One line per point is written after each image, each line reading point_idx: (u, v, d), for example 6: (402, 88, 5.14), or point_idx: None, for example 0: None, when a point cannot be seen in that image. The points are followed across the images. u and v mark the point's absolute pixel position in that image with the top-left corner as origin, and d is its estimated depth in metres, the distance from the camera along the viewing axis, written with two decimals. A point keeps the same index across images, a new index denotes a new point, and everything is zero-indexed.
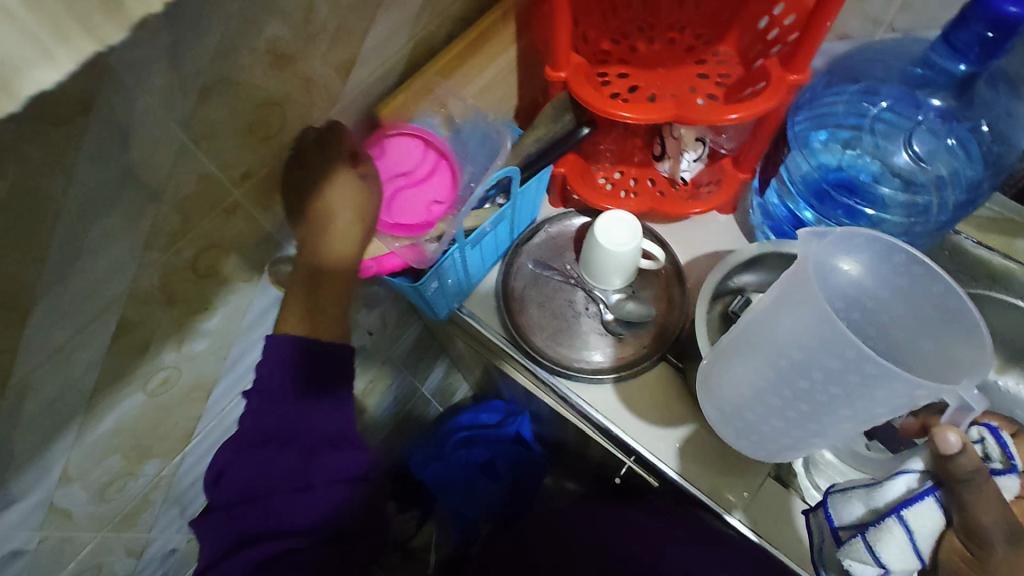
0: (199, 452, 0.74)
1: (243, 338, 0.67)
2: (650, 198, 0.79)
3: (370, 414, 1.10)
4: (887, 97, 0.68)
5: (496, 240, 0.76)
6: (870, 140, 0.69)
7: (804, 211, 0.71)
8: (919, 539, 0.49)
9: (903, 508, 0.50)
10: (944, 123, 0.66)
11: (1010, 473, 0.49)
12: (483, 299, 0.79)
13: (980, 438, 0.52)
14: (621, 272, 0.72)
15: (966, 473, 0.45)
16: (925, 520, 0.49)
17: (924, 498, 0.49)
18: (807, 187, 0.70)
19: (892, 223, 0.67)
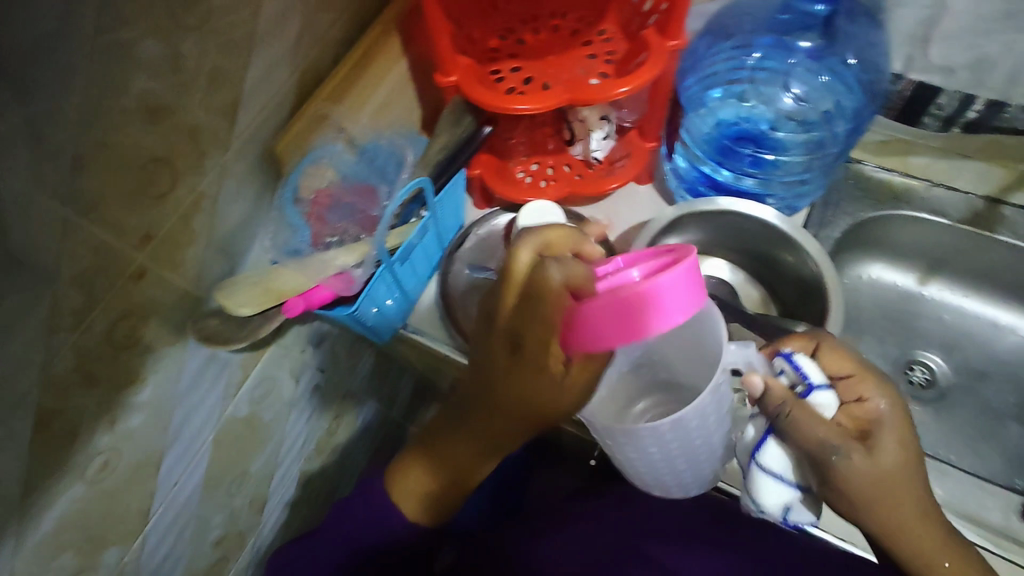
0: (161, 529, 0.70)
1: (182, 403, 0.64)
2: (568, 182, 0.80)
3: (343, 451, 1.08)
4: (761, 46, 0.71)
5: (426, 252, 0.76)
6: (756, 90, 0.72)
7: (712, 168, 0.73)
8: (780, 474, 0.49)
9: (759, 452, 0.49)
10: (816, 63, 0.70)
11: (816, 390, 0.49)
12: (426, 314, 0.79)
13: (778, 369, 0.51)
14: None
15: (775, 408, 0.48)
16: (775, 456, 0.49)
17: (767, 439, 0.49)
18: (709, 145, 0.72)
19: (793, 162, 0.70)
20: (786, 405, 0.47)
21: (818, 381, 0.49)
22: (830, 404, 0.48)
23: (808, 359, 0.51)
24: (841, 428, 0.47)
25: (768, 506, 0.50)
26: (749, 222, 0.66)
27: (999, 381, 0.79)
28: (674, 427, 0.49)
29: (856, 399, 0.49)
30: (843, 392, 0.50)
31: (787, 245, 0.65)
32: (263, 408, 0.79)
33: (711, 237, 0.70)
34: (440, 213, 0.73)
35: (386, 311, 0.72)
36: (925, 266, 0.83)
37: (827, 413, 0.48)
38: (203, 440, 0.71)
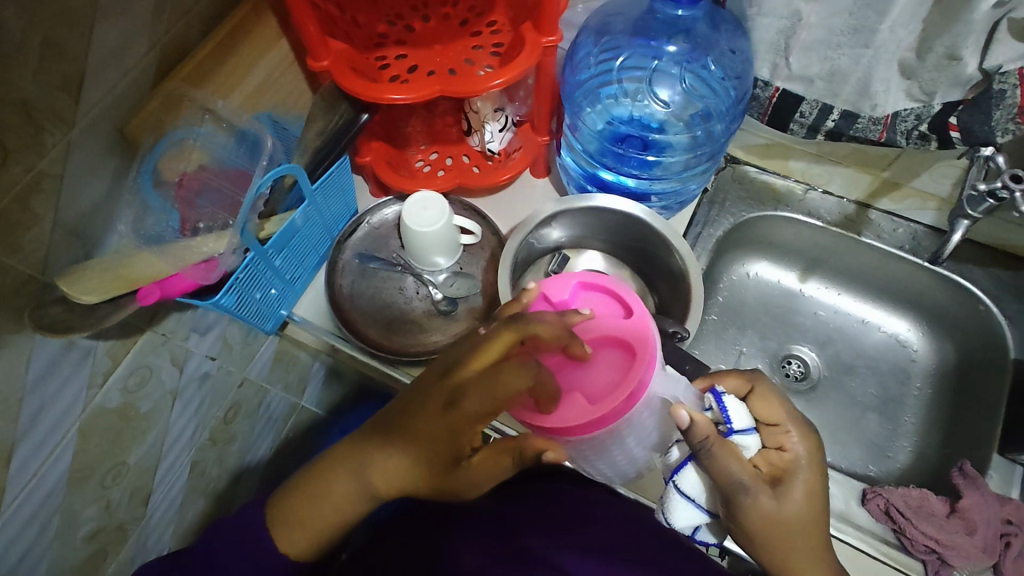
0: (18, 524, 0.67)
1: (34, 393, 0.61)
2: (460, 173, 0.79)
3: (243, 439, 1.05)
4: (626, 50, 0.74)
5: (311, 240, 0.74)
6: (630, 91, 0.75)
7: (596, 168, 0.76)
8: (696, 498, 0.52)
9: (676, 475, 0.53)
10: (681, 66, 0.74)
11: (743, 431, 0.51)
12: (313, 302, 0.79)
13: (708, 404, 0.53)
14: (437, 252, 0.73)
15: (700, 442, 0.48)
16: (692, 481, 0.52)
17: (687, 465, 0.52)
18: (591, 146, 0.75)
19: (671, 162, 0.74)
20: (707, 444, 0.48)
21: (741, 424, 0.52)
22: (752, 445, 0.51)
23: (737, 401, 0.53)
24: (757, 471, 0.50)
25: (678, 525, 0.54)
26: (618, 219, 0.70)
27: (864, 373, 0.84)
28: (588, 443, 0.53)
29: (777, 446, 0.52)
30: (766, 438, 0.52)
31: (665, 245, 0.69)
32: (140, 398, 0.76)
33: (584, 230, 0.73)
34: (321, 202, 0.71)
35: (265, 300, 0.71)
36: (802, 264, 0.87)
37: (748, 453, 0.51)
38: (64, 432, 0.68)
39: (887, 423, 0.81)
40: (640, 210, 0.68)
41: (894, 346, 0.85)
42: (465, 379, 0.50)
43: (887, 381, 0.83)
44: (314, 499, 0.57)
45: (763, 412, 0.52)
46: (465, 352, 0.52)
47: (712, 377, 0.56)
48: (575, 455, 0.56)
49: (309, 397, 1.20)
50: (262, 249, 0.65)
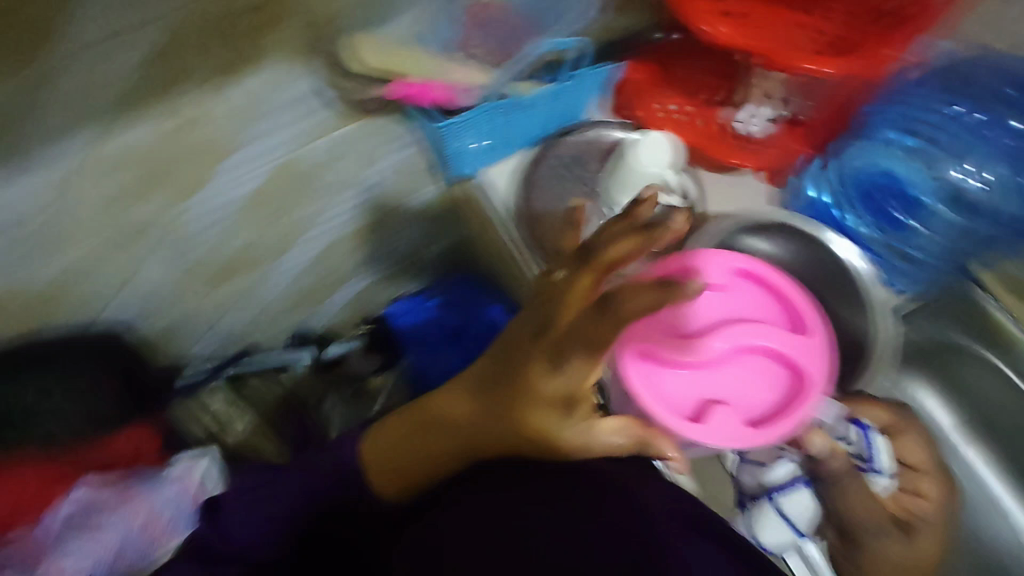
0: (204, 212, 0.79)
1: (273, 117, 0.75)
2: (696, 134, 0.76)
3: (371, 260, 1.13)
4: (964, 106, 0.71)
5: (533, 120, 0.77)
6: (935, 151, 0.72)
7: (845, 208, 0.72)
8: (794, 518, 0.64)
9: (783, 497, 0.63)
10: (1006, 159, 0.70)
11: (873, 473, 0.63)
12: (503, 176, 0.80)
13: (854, 438, 0.65)
14: (629, 189, 0.70)
15: (831, 474, 0.60)
16: (798, 503, 0.63)
17: (801, 488, 0.63)
18: (856, 182, 0.72)
19: (927, 241, 0.70)
20: (845, 477, 0.60)
21: (876, 465, 0.64)
22: (881, 484, 0.63)
23: (886, 443, 0.65)
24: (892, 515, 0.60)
25: (766, 541, 0.65)
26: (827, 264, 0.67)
27: (966, 555, 0.76)
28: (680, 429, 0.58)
29: (919, 493, 0.63)
30: (908, 481, 0.64)
31: (859, 309, 0.66)
32: (331, 166, 0.84)
33: (795, 258, 0.68)
34: (563, 95, 0.76)
35: (464, 152, 0.76)
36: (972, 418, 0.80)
37: (879, 492, 0.63)
38: (268, 161, 0.78)
39: None
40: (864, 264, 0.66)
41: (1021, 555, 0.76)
42: (545, 360, 0.46)
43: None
44: (408, 432, 0.58)
45: (915, 456, 0.65)
46: (544, 308, 0.45)
47: (856, 405, 0.66)
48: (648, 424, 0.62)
49: None
50: (488, 103, 0.72)
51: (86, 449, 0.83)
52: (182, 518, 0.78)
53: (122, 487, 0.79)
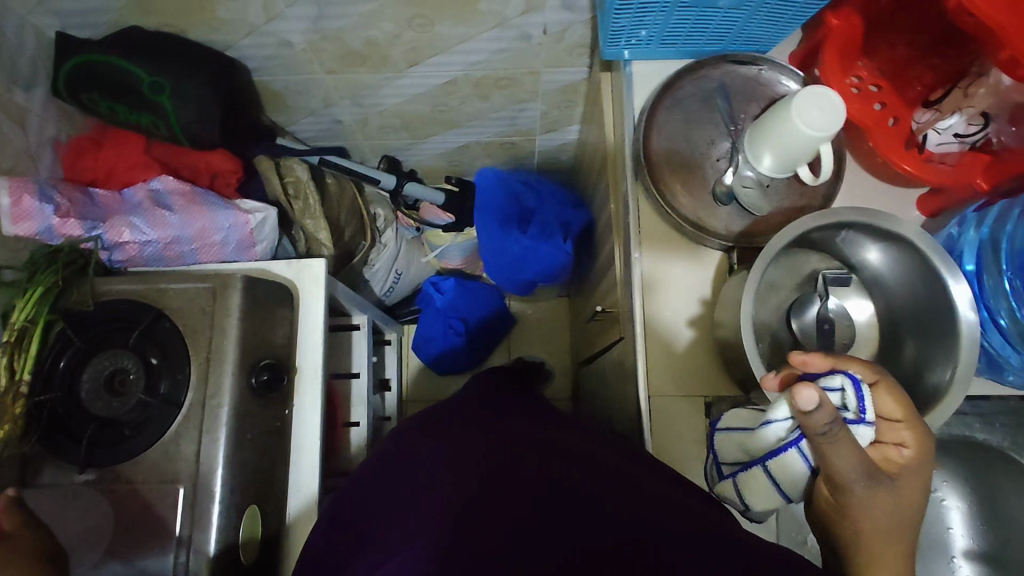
0: None
1: None
2: (873, 119, 0.66)
3: (489, 110, 1.12)
4: None
5: (709, 31, 0.71)
6: None
7: (993, 276, 0.62)
8: (778, 481, 0.56)
9: (770, 459, 0.55)
10: None
11: (859, 424, 0.51)
12: (648, 75, 0.75)
13: (842, 385, 0.52)
14: (791, 157, 0.64)
15: (823, 427, 0.46)
16: (789, 464, 0.54)
17: (790, 449, 0.53)
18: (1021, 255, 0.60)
19: None
20: (832, 429, 0.46)
21: (866, 417, 0.52)
22: (866, 435, 0.52)
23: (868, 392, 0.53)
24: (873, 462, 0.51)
25: (755, 506, 0.59)
26: (922, 294, 0.62)
27: None
28: (649, 319, 0.70)
29: (894, 442, 0.54)
30: (882, 431, 0.54)
31: (943, 361, 0.59)
32: None
33: (894, 280, 0.64)
34: (757, 14, 0.68)
35: (616, 36, 0.71)
36: (976, 493, 0.81)
37: (863, 443, 0.51)
38: None
39: None
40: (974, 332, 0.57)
41: None
42: None
43: None
44: None
45: (887, 407, 0.55)
46: None
47: (836, 359, 0.55)
48: (641, 324, 0.69)
49: (547, 140, 1.24)
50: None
51: (174, 151, 0.94)
52: (235, 243, 0.89)
53: (195, 194, 0.89)
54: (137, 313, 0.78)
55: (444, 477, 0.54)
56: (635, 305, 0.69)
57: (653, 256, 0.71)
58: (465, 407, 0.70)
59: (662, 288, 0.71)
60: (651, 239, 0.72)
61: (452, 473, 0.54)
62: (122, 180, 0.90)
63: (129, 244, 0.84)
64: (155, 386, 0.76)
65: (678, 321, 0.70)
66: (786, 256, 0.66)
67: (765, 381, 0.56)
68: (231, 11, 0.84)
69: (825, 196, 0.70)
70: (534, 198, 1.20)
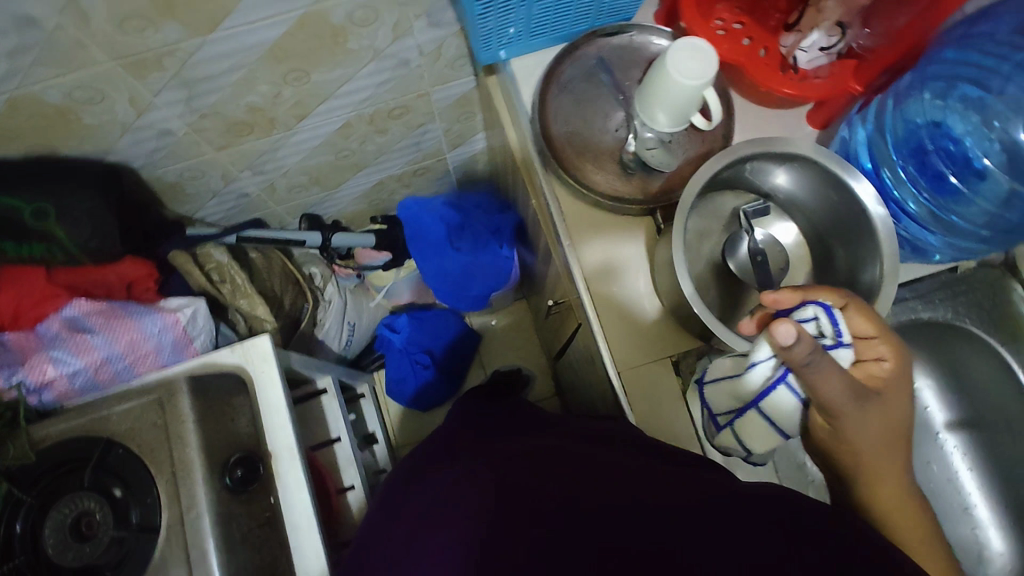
0: (220, 50, 0.76)
1: None
2: (745, 55, 0.69)
3: (392, 142, 1.11)
4: None
5: (573, 13, 0.72)
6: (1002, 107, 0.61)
7: (890, 167, 0.65)
8: (771, 419, 0.57)
9: (762, 401, 0.56)
10: None
11: (839, 347, 0.53)
12: (530, 68, 0.77)
13: (815, 315, 0.53)
14: (672, 113, 0.66)
15: (805, 357, 0.47)
16: (779, 401, 0.55)
17: (778, 386, 0.54)
18: (906, 141, 0.64)
19: (976, 211, 0.63)
20: (814, 359, 0.47)
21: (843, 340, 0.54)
22: (846, 357, 0.54)
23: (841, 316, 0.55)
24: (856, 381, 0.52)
25: (757, 446, 0.60)
26: (835, 203, 0.64)
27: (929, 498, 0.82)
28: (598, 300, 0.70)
29: (874, 357, 0.56)
30: (860, 351, 0.56)
31: (872, 259, 0.62)
32: (353, 33, 0.80)
33: (807, 197, 0.66)
34: None
35: (487, 39, 0.72)
36: (942, 369, 0.85)
37: (843, 365, 0.53)
38: (287, 9, 0.72)
39: None
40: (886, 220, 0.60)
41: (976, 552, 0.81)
42: None
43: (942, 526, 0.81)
44: None
45: (860, 326, 0.56)
46: None
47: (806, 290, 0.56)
48: (591, 306, 0.70)
49: (457, 155, 1.24)
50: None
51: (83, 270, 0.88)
52: (171, 346, 0.86)
53: (112, 309, 0.84)
54: (87, 448, 0.73)
55: (446, 505, 0.53)
56: (580, 289, 0.71)
57: (584, 239, 0.72)
58: (447, 439, 0.70)
59: (602, 265, 0.71)
60: (577, 223, 0.72)
61: (456, 501, 0.52)
62: (31, 314, 0.83)
63: (57, 380, 0.80)
64: (126, 518, 0.71)
65: (627, 294, 0.70)
66: (704, 204, 0.68)
67: (743, 327, 0.58)
68: (97, 115, 0.80)
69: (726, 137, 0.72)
70: (456, 215, 1.19)
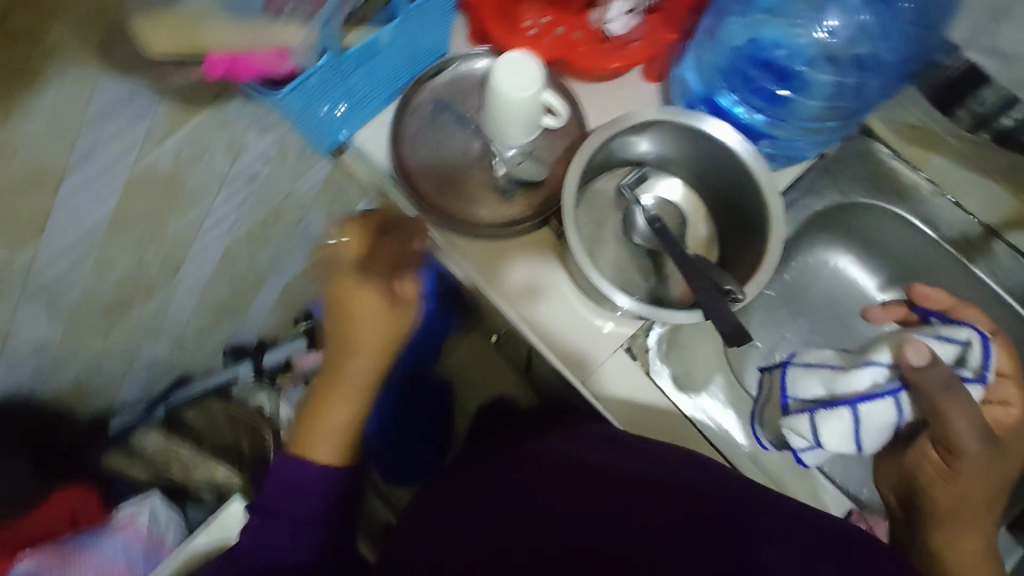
0: (60, 247, 0.70)
1: (107, 136, 0.61)
2: (563, 46, 0.71)
3: (280, 248, 1.08)
4: None
5: (392, 71, 0.71)
6: (792, 10, 0.65)
7: (720, 95, 0.68)
8: (862, 426, 0.63)
9: (867, 405, 0.63)
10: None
11: (976, 380, 0.62)
12: (374, 135, 0.76)
13: (967, 340, 0.63)
14: (523, 128, 0.67)
15: (944, 385, 0.58)
16: (878, 410, 0.63)
17: (885, 395, 0.63)
18: (725, 69, 0.67)
19: (811, 108, 0.67)
20: (953, 385, 0.58)
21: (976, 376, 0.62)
22: (977, 393, 0.62)
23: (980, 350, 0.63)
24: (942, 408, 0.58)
25: (828, 445, 0.65)
26: (699, 149, 0.66)
27: None
28: (530, 322, 0.71)
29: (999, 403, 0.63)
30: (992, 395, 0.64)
31: (754, 189, 0.64)
32: (191, 172, 0.76)
33: (673, 153, 0.68)
34: (414, 33, 0.68)
35: (321, 128, 0.70)
36: None
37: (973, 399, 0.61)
38: (110, 181, 0.67)
39: None
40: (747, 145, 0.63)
41: None
42: None
43: None
44: None
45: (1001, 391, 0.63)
46: None
47: (956, 303, 0.68)
48: (527, 330, 0.71)
49: (350, 230, 1.20)
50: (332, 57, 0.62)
51: (28, 518, 0.88)
52: (142, 556, 0.93)
53: (68, 551, 0.88)
54: None
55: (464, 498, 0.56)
56: (511, 317, 0.71)
57: (494, 271, 0.72)
58: (478, 449, 0.72)
59: (520, 288, 0.72)
60: (482, 261, 0.72)
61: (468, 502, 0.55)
62: None
63: None
64: None
65: (556, 305, 0.71)
66: (585, 196, 0.69)
67: (908, 353, 0.60)
68: None
69: (582, 126, 0.73)
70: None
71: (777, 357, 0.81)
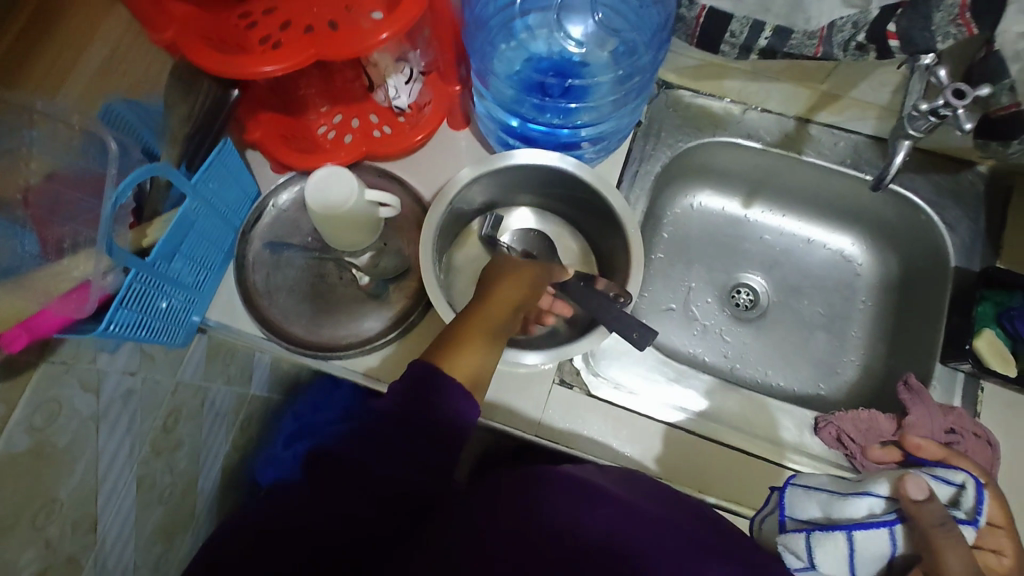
0: None
1: None
2: (363, 138, 0.72)
3: (199, 443, 0.98)
4: None
5: (212, 239, 0.67)
6: (543, 34, 0.70)
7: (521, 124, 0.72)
8: (855, 553, 0.54)
9: (865, 532, 0.54)
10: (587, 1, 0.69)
11: (970, 525, 0.53)
12: (226, 304, 0.71)
13: (963, 483, 0.55)
14: (357, 230, 0.66)
15: (936, 523, 0.49)
16: (872, 543, 0.53)
17: (880, 527, 0.53)
18: (514, 104, 0.70)
19: (604, 102, 0.71)
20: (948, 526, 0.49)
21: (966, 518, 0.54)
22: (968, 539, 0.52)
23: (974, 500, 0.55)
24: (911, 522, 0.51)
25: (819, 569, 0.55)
26: (530, 175, 0.67)
27: (810, 294, 0.85)
28: None
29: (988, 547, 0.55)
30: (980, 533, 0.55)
31: (594, 193, 0.66)
32: (58, 433, 0.65)
33: (510, 188, 0.70)
34: (208, 197, 0.64)
35: (168, 329, 0.65)
36: None
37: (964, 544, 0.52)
38: None
39: (834, 340, 0.83)
40: (565, 161, 0.64)
41: (837, 262, 0.86)
42: None
43: (832, 299, 0.85)
44: None
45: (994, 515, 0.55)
46: None
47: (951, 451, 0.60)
48: None
49: (260, 384, 1.13)
50: (144, 262, 0.56)
51: None
52: None
53: None
54: None
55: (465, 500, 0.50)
56: None
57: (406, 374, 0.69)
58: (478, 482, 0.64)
59: None
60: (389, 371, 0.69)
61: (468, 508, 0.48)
62: None
63: None
64: None
65: None
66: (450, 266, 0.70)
67: (909, 484, 0.51)
68: None
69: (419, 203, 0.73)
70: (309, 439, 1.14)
71: (693, 309, 0.85)
